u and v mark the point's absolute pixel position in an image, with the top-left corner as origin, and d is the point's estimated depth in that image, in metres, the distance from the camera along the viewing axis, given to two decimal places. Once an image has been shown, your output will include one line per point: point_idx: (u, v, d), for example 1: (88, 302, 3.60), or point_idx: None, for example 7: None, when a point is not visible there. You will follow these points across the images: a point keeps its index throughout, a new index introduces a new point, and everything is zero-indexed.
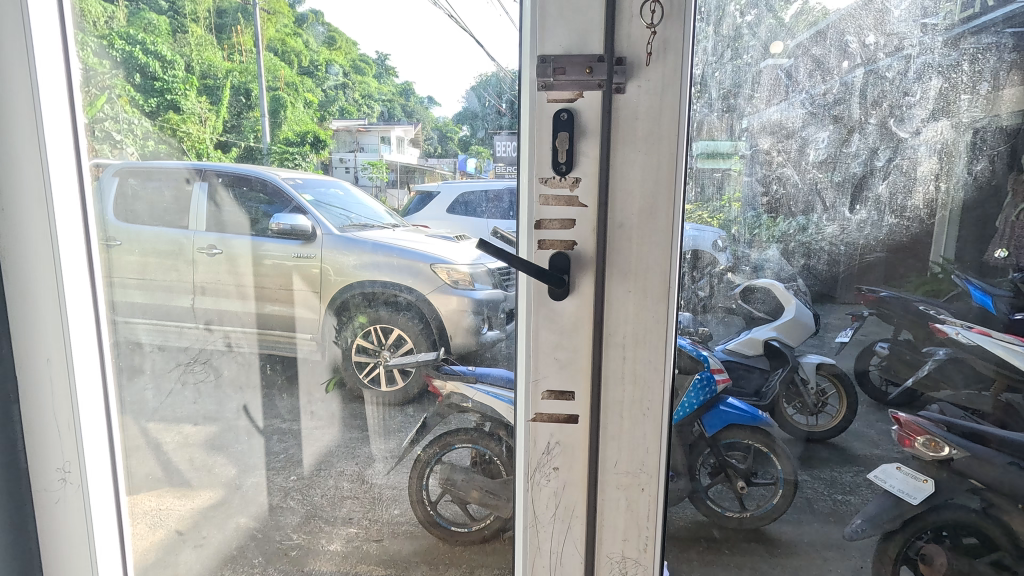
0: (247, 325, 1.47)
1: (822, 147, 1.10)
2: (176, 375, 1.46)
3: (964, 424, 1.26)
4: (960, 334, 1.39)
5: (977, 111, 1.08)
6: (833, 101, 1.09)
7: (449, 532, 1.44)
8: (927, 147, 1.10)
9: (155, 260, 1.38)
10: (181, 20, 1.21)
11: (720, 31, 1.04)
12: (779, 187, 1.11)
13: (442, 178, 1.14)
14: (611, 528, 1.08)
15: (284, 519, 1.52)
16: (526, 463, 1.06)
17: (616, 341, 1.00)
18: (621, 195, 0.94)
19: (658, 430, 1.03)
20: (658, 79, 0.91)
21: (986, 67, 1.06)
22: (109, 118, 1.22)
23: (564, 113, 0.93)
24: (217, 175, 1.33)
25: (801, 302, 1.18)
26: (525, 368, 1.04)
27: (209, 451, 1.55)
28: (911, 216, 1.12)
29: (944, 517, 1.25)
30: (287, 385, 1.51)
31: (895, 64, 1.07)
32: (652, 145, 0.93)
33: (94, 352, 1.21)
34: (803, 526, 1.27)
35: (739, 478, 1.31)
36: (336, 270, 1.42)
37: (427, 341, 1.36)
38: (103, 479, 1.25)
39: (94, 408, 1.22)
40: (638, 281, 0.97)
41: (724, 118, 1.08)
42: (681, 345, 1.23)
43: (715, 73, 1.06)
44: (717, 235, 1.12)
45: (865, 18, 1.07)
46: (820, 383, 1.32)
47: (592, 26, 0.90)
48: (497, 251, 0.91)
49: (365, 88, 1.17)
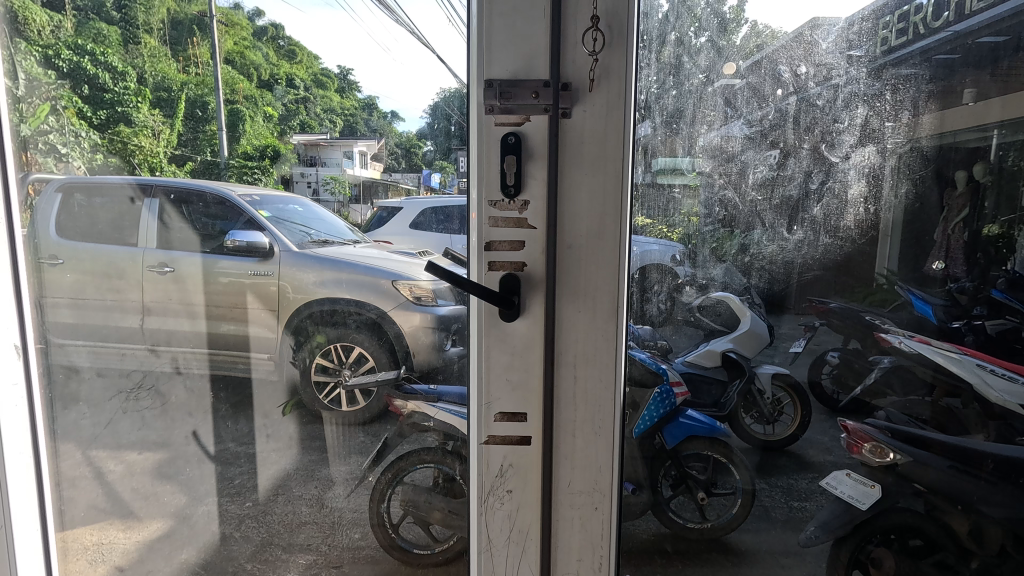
0: (197, 347, 1.45)
1: (761, 171, 1.15)
2: (118, 404, 1.44)
3: (909, 429, 1.33)
4: (903, 343, 1.29)
5: (900, 137, 1.15)
6: (769, 126, 1.14)
7: (412, 554, 1.40)
8: (856, 172, 1.16)
9: (94, 279, 1.38)
10: (133, 30, 1.19)
11: (662, 58, 1.10)
12: (721, 208, 1.16)
13: (405, 194, 1.13)
14: (566, 548, 1.06)
15: (235, 550, 1.48)
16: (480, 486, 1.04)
17: (566, 361, 1.00)
18: (569, 217, 0.95)
19: (610, 448, 1.03)
20: (602, 105, 0.93)
21: (907, 96, 1.13)
22: (54, 131, 1.22)
23: (511, 136, 0.93)
24: (165, 190, 1.31)
25: (756, 314, 1.22)
26: (476, 392, 1.02)
27: (156, 479, 1.51)
28: (844, 235, 1.17)
29: (892, 520, 1.32)
30: (233, 413, 1.48)
31: (825, 92, 1.14)
32: (597, 168, 0.94)
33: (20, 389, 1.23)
34: (760, 535, 1.34)
35: (700, 489, 1.35)
36: (293, 287, 1.44)
37: (389, 358, 1.34)
38: (26, 507, 1.26)
39: (17, 448, 1.22)
40: (587, 300, 0.98)
41: (669, 139, 1.12)
42: (639, 358, 1.22)
43: (659, 99, 1.11)
44: (674, 249, 1.16)
45: (797, 49, 1.12)
46: (775, 394, 1.33)
47: (536, 52, 0.91)
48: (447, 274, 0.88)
49: (326, 102, 1.16)
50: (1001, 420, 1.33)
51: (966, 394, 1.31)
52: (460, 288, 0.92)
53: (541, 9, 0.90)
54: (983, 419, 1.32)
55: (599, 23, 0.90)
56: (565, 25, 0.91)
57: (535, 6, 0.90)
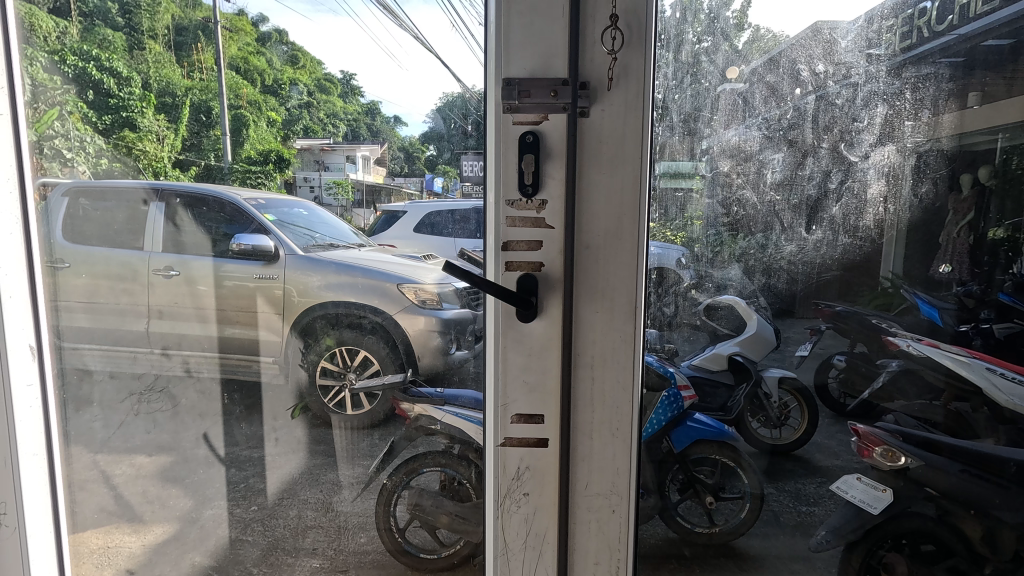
0: (208, 350, 1.45)
1: (777, 170, 1.13)
2: (129, 405, 1.44)
3: (919, 433, 1.31)
4: (911, 346, 1.36)
5: (920, 136, 1.13)
6: (787, 125, 1.12)
7: (419, 559, 1.42)
8: (875, 171, 1.14)
9: (105, 283, 1.39)
10: (138, 37, 1.20)
11: (679, 59, 1.06)
12: (737, 209, 1.13)
13: (409, 199, 1.12)
14: (583, 552, 1.05)
15: (245, 553, 1.47)
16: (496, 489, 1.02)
17: (583, 363, 0.99)
18: (587, 216, 0.94)
19: (627, 450, 1.02)
20: (620, 104, 0.92)
21: (926, 95, 1.12)
22: (59, 135, 1.24)
23: (529, 135, 0.92)
24: (175, 195, 1.32)
25: (763, 319, 1.20)
26: (493, 394, 1.01)
27: (162, 483, 1.52)
28: (862, 236, 1.15)
29: (906, 525, 1.29)
30: (246, 414, 1.49)
31: (844, 91, 1.12)
32: (616, 168, 0.93)
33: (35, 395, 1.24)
34: (769, 540, 1.33)
35: (708, 493, 1.35)
36: (298, 291, 1.50)
37: (394, 363, 1.36)
38: (38, 512, 1.26)
39: (29, 449, 1.23)
40: (605, 301, 0.97)
41: (685, 140, 1.09)
42: (649, 363, 1.17)
43: (676, 98, 1.07)
44: (680, 253, 1.11)
45: (815, 48, 1.11)
46: (783, 398, 1.34)
47: (555, 51, 0.91)
48: (464, 274, 0.87)
49: (329, 107, 1.16)
50: (1010, 424, 1.35)
51: (977, 398, 1.35)
52: (476, 288, 0.91)
53: (559, 7, 0.90)
54: (993, 424, 1.35)
55: (618, 22, 0.90)
56: (584, 23, 0.90)
57: (552, 5, 0.90)
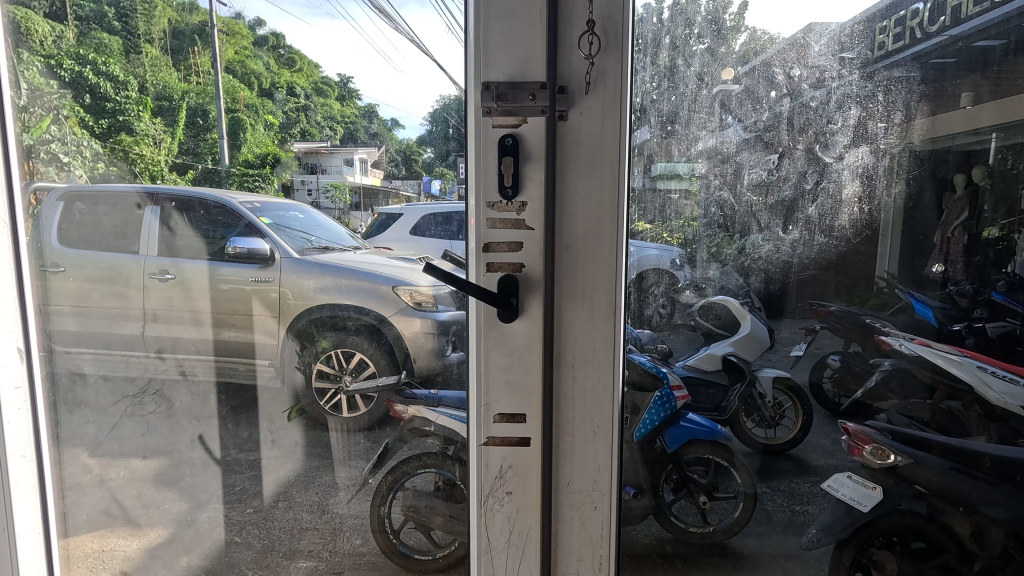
0: (203, 353, 1.47)
1: (757, 172, 1.15)
2: (122, 409, 1.45)
3: (910, 432, 1.32)
4: (903, 344, 1.32)
5: (893, 138, 1.15)
6: (764, 128, 1.14)
7: (413, 559, 1.42)
8: (850, 172, 1.16)
9: (95, 287, 1.38)
10: (134, 40, 1.21)
11: (658, 62, 1.08)
12: (719, 210, 1.15)
13: (406, 200, 1.13)
14: (566, 549, 1.06)
15: (237, 556, 1.48)
16: (479, 488, 1.03)
17: (565, 361, 1.00)
18: (567, 217, 0.96)
19: (609, 447, 1.03)
20: (598, 108, 0.93)
21: (897, 98, 1.14)
22: (55, 139, 1.24)
23: (508, 138, 0.93)
24: (169, 199, 1.33)
25: (756, 318, 1.21)
26: (475, 394, 1.02)
27: (158, 487, 1.52)
28: (839, 236, 1.18)
29: (893, 523, 1.32)
30: (233, 415, 1.51)
31: (818, 95, 1.14)
32: (594, 170, 0.95)
33: (25, 399, 1.23)
34: (763, 539, 1.35)
35: (701, 493, 1.40)
36: (296, 294, 1.48)
37: (390, 364, 1.36)
38: (27, 515, 1.26)
39: (18, 451, 1.23)
40: (586, 300, 0.98)
41: (663, 143, 1.11)
42: (639, 362, 1.20)
43: (655, 101, 1.09)
44: (675, 254, 1.14)
45: (790, 53, 1.12)
46: (777, 397, 1.32)
47: (533, 55, 0.91)
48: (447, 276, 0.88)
49: (326, 109, 1.17)
50: (1001, 421, 1.34)
51: (967, 397, 1.32)
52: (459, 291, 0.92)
53: (537, 12, 0.90)
54: (984, 422, 1.33)
55: (595, 27, 0.91)
56: (562, 29, 0.92)
57: (531, 10, 0.90)
